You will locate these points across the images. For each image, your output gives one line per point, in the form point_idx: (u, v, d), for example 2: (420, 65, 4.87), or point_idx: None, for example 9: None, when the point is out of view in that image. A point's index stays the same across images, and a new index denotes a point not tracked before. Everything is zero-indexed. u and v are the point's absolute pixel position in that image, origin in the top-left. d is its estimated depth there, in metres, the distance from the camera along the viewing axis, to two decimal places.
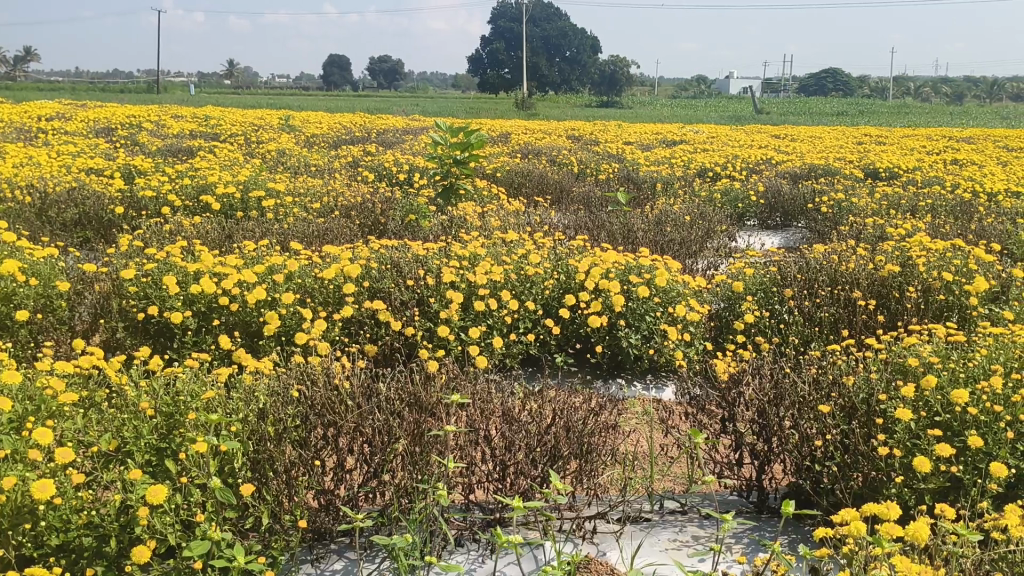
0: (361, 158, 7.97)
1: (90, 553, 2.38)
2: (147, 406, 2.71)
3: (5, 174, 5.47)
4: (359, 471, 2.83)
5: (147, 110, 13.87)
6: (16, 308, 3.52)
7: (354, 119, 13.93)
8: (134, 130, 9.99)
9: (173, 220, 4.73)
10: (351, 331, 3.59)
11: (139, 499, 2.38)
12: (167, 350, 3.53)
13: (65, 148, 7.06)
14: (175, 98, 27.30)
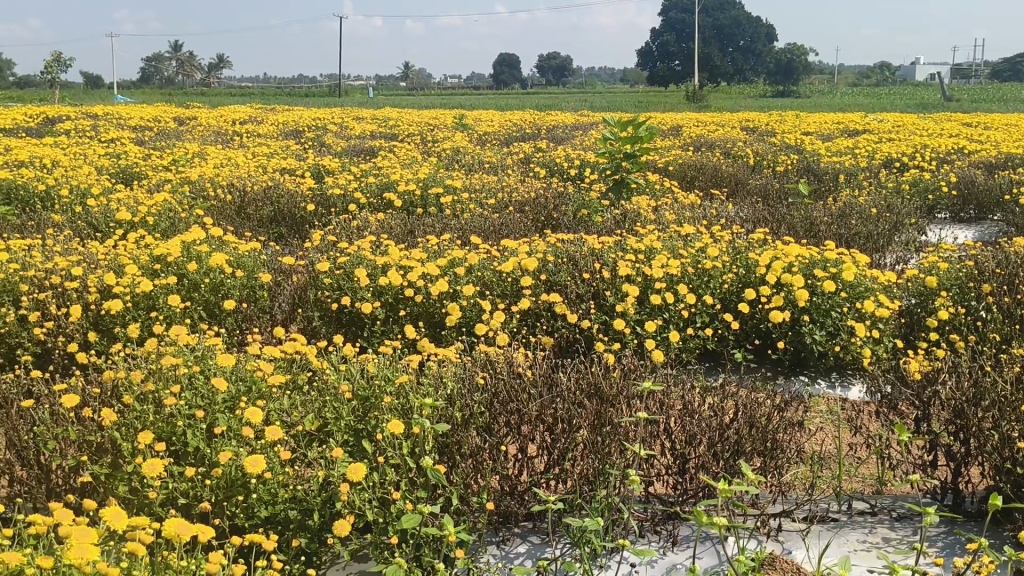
0: (532, 154, 8.11)
1: (295, 525, 2.56)
2: (345, 389, 2.90)
3: (210, 175, 5.92)
4: (541, 459, 2.91)
5: (328, 113, 14.60)
6: (223, 297, 3.83)
7: (522, 116, 14.13)
8: (320, 132, 10.55)
9: (360, 217, 4.99)
10: (530, 323, 3.69)
11: (340, 476, 2.54)
12: (358, 338, 3.75)
13: (259, 149, 7.56)
14: (353, 100, 28.50)
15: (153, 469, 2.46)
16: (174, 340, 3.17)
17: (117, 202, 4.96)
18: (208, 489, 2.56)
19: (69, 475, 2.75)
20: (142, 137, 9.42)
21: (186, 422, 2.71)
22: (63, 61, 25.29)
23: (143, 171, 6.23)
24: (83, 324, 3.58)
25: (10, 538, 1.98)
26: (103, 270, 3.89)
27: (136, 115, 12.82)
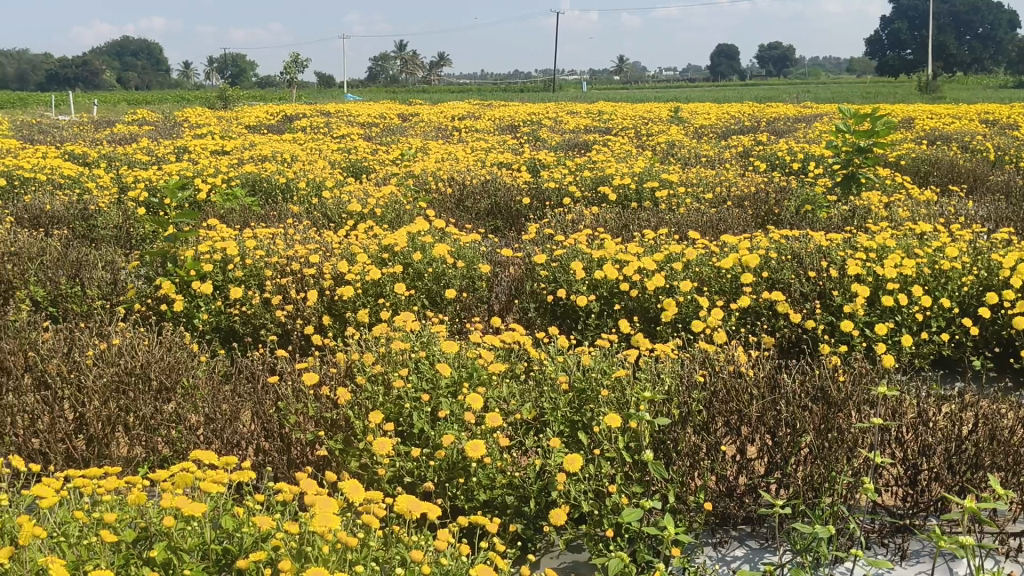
0: (751, 148, 7.89)
1: (512, 510, 2.63)
2: (563, 381, 2.94)
3: (432, 169, 6.18)
4: (760, 461, 2.83)
5: (546, 107, 14.87)
6: (445, 287, 3.99)
7: (739, 108, 13.80)
8: (535, 126, 10.77)
9: (576, 210, 5.04)
10: (748, 322, 3.59)
11: (557, 466, 2.58)
12: (573, 330, 3.80)
13: (479, 144, 7.80)
14: (566, 96, 28.86)
15: (383, 448, 2.58)
16: (401, 326, 3.34)
17: (349, 195, 5.27)
18: (432, 469, 2.68)
19: (306, 448, 2.96)
20: (370, 132, 9.96)
21: (412, 404, 2.84)
22: (301, 62, 27.26)
23: (372, 165, 6.59)
24: (318, 308, 3.83)
25: (260, 504, 2.16)
26: (336, 258, 4.15)
27: (364, 113, 13.59)
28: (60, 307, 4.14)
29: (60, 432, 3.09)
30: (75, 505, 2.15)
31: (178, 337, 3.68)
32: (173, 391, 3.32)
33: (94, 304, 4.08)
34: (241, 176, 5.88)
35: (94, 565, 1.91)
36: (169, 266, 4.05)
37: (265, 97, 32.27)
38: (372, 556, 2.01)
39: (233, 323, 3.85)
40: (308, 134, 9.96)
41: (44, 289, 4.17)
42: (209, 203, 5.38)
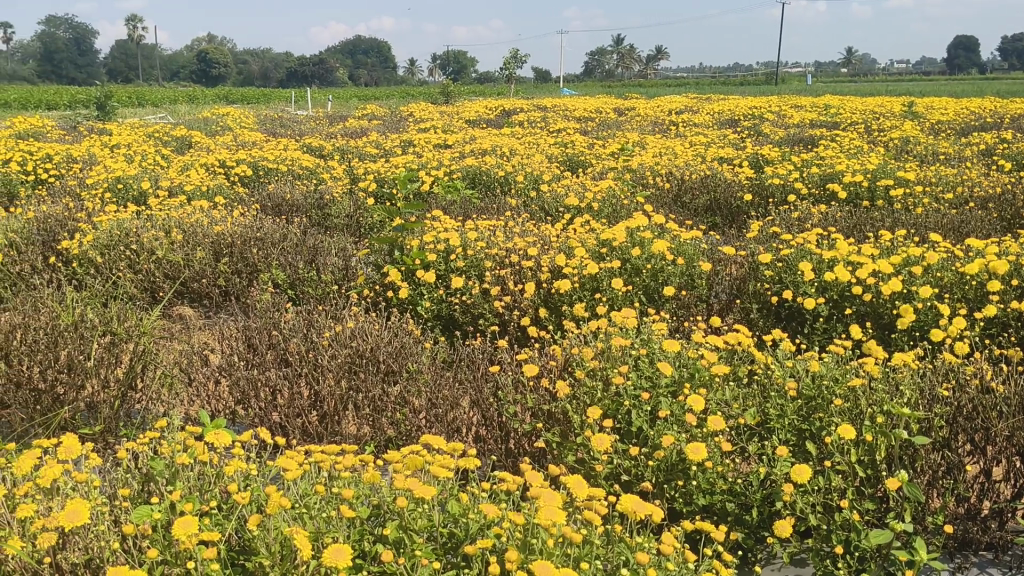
0: (997, 145, 7.26)
1: (733, 517, 2.55)
2: (790, 386, 2.80)
3: (650, 163, 6.12)
4: (1008, 484, 2.59)
5: (770, 102, 14.39)
6: (664, 284, 3.92)
7: (984, 103, 12.76)
8: (756, 120, 10.43)
9: (802, 207, 4.82)
10: (996, 334, 3.29)
11: (783, 475, 2.46)
12: (797, 333, 3.64)
13: (698, 138, 7.64)
14: (786, 88, 27.79)
15: (602, 444, 2.57)
16: (621, 322, 3.30)
17: (568, 188, 5.31)
18: (651, 469, 2.63)
19: (524, 439, 2.99)
20: (586, 127, 10.00)
21: (632, 402, 2.80)
22: (521, 58, 28.05)
23: (589, 159, 6.61)
24: (535, 301, 3.87)
25: (485, 491, 2.19)
26: (555, 251, 4.17)
27: (579, 105, 13.70)
28: (298, 290, 4.42)
29: (297, 407, 3.30)
30: (316, 479, 2.27)
31: (403, 323, 3.83)
32: (399, 374, 3.45)
33: (328, 289, 4.33)
34: (463, 169, 6.06)
35: (333, 537, 2.01)
36: (397, 255, 4.22)
37: (485, 92, 33.26)
38: (595, 553, 2.00)
39: (453, 312, 3.96)
40: (525, 127, 10.14)
41: (284, 273, 4.47)
42: (432, 194, 5.58)
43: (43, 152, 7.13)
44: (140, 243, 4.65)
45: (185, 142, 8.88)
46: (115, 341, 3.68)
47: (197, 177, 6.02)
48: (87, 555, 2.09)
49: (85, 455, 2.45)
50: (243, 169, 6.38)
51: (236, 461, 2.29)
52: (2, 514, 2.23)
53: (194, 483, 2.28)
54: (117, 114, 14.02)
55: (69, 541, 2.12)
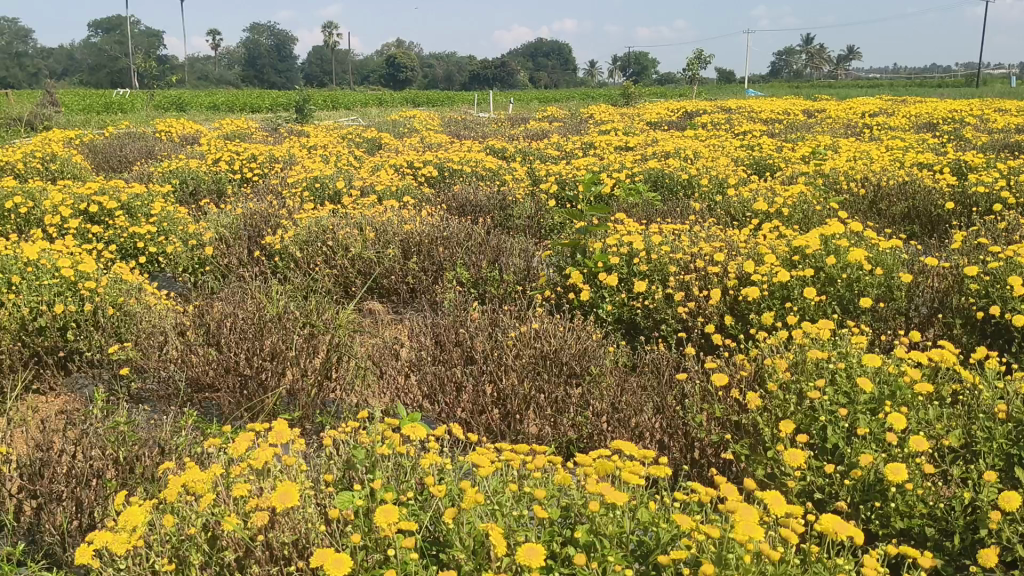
0: None
1: (933, 544, 2.40)
2: (1000, 408, 2.61)
3: (842, 168, 5.87)
4: None
5: (977, 107, 13.48)
6: (858, 294, 3.74)
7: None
8: (960, 125, 9.79)
9: (1013, 217, 4.50)
10: None
11: (991, 502, 2.30)
12: (1005, 351, 3.40)
13: (895, 142, 7.27)
14: (990, 90, 26.00)
15: (794, 459, 2.48)
16: (813, 334, 3.18)
17: (755, 193, 5.18)
18: (844, 488, 2.52)
19: (709, 449, 2.94)
20: (772, 129, 9.72)
21: (826, 418, 2.69)
22: (703, 59, 27.56)
23: (777, 163, 6.42)
24: (720, 307, 3.79)
25: (675, 501, 2.16)
26: (743, 257, 4.07)
27: (765, 108, 13.32)
28: (481, 289, 4.52)
29: (483, 403, 3.38)
30: (506, 477, 2.31)
31: (585, 325, 3.85)
32: (582, 377, 3.47)
33: (511, 289, 4.40)
34: (645, 172, 6.03)
35: (524, 536, 2.05)
36: (581, 257, 4.25)
37: (662, 93, 32.94)
38: (789, 572, 1.93)
39: (636, 316, 3.94)
40: (709, 130, 9.96)
41: (469, 272, 4.58)
42: (614, 196, 5.58)
43: (250, 152, 7.65)
44: (336, 240, 4.90)
45: (375, 143, 9.27)
46: (314, 333, 3.90)
47: (388, 177, 6.27)
48: (295, 536, 2.23)
49: (293, 441, 2.62)
50: (430, 170, 6.60)
51: (432, 455, 2.38)
52: (221, 491, 2.41)
53: (392, 473, 2.38)
54: (315, 117, 14.84)
55: (278, 522, 2.26)
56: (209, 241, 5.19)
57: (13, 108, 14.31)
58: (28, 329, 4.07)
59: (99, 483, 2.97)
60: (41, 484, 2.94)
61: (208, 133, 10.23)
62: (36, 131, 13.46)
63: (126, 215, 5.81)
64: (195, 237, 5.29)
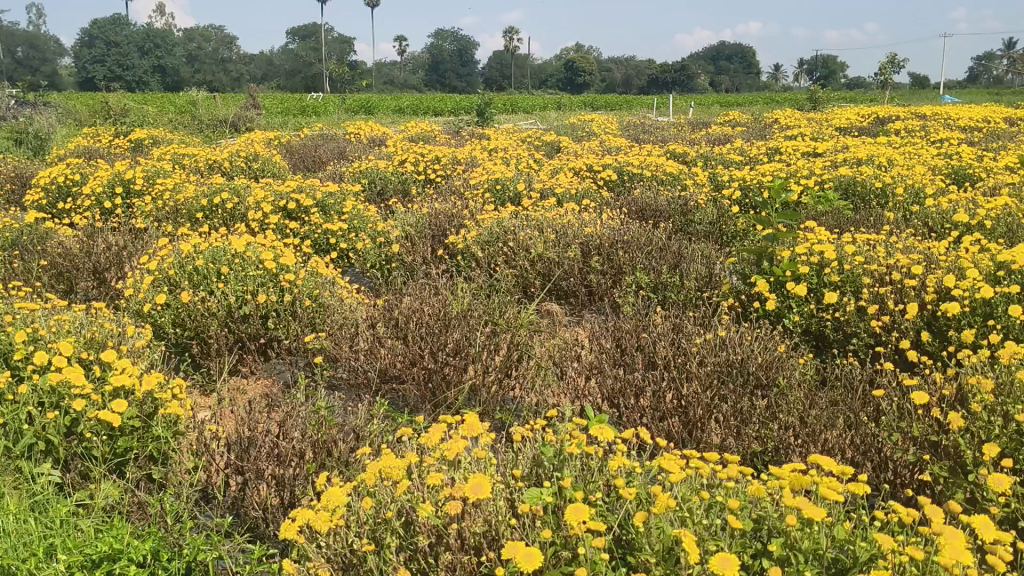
0: None
1: None
2: None
3: None
4: None
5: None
6: None
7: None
8: None
9: None
10: None
11: None
12: None
13: None
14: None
15: (1001, 484, 2.31)
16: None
17: (956, 203, 4.90)
18: None
19: (905, 470, 2.81)
20: (973, 137, 9.14)
21: None
22: (896, 61, 26.25)
23: (981, 172, 6.04)
24: (917, 322, 3.61)
25: (875, 520, 2.08)
26: (943, 271, 3.85)
27: (965, 115, 12.53)
28: (661, 294, 4.49)
29: (664, 409, 3.36)
30: (694, 484, 2.30)
31: (771, 335, 3.76)
32: (768, 389, 3.39)
33: (692, 295, 4.35)
34: (834, 179, 5.82)
35: (716, 545, 2.02)
36: (766, 265, 4.15)
37: (848, 98, 31.60)
38: None
39: (824, 328, 3.81)
40: (902, 137, 9.48)
41: (649, 277, 4.57)
42: (800, 204, 5.43)
43: (435, 154, 7.89)
44: (518, 241, 5.00)
45: (554, 146, 9.39)
46: (496, 331, 3.99)
47: (568, 181, 6.34)
48: (486, 529, 2.30)
49: (482, 434, 2.70)
50: (610, 174, 6.63)
51: (620, 458, 2.40)
52: (415, 479, 2.53)
53: (580, 474, 2.41)
54: (494, 120, 15.17)
55: (469, 513, 2.33)
56: (396, 239, 5.42)
57: (219, 110, 15.43)
58: (234, 315, 4.38)
59: (298, 463, 3.17)
60: (249, 461, 3.16)
61: (394, 134, 10.67)
62: (239, 133, 14.47)
63: (320, 212, 6.15)
64: (384, 234, 5.54)
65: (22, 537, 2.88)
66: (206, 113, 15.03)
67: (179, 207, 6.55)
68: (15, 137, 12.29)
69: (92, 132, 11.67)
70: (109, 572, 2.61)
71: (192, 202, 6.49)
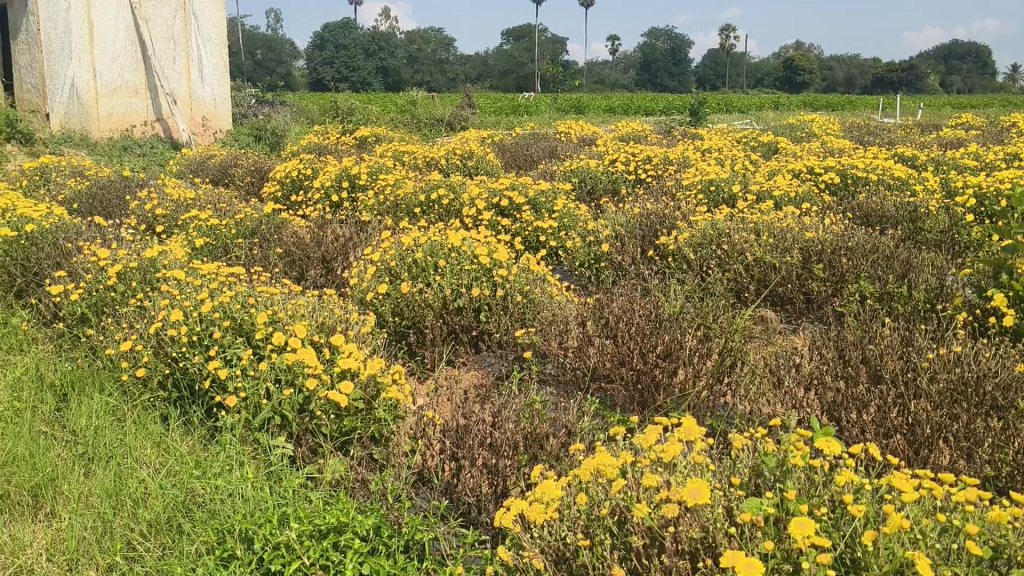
0: None
1: None
2: None
3: None
4: None
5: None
6: None
7: None
8: None
9: None
10: None
11: None
12: None
13: None
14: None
15: None
16: None
17: None
18: None
19: None
20: None
21: None
22: None
23: None
24: None
25: None
26: None
27: None
28: (886, 305, 4.27)
29: (889, 426, 3.19)
30: (927, 505, 2.17)
31: (1011, 352, 3.48)
32: (1007, 410, 3.14)
33: (921, 307, 4.10)
34: None
35: (953, 571, 1.90)
36: (1005, 277, 3.86)
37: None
38: None
39: None
40: None
41: (872, 286, 4.35)
42: None
43: (647, 152, 7.84)
44: (732, 243, 4.91)
45: (770, 147, 9.13)
46: (708, 335, 3.94)
47: (786, 183, 6.15)
48: (703, 534, 2.28)
49: (698, 440, 2.68)
50: (830, 177, 6.38)
51: (846, 473, 2.30)
52: (629, 478, 2.53)
53: (802, 487, 2.34)
54: (706, 120, 14.93)
55: (684, 517, 2.32)
56: (607, 238, 5.44)
57: (437, 109, 16.08)
58: (449, 307, 4.56)
59: (511, 454, 3.25)
60: (464, 449, 3.29)
61: (606, 134, 10.74)
62: (455, 131, 15.00)
63: (532, 209, 6.28)
64: (594, 233, 5.59)
65: (260, 504, 3.12)
66: (425, 112, 15.70)
67: (399, 202, 6.88)
68: (255, 133, 13.35)
69: (322, 130, 12.48)
70: (336, 542, 2.77)
71: (411, 197, 6.81)
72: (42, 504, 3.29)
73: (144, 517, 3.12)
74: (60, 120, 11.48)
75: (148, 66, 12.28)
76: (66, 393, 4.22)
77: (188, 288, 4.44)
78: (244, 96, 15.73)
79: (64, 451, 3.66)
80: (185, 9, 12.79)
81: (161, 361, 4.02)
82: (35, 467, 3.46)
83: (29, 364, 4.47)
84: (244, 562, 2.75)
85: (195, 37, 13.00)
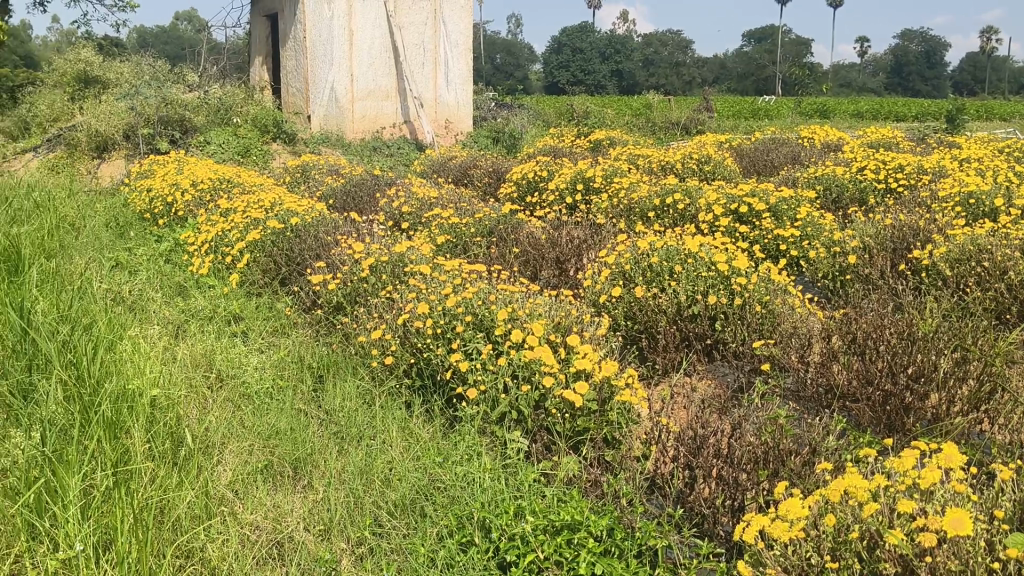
0: None
1: None
2: None
3: None
4: None
5: None
6: None
7: None
8: None
9: None
10: None
11: None
12: None
13: None
14: None
15: None
16: None
17: None
18: None
19: None
20: None
21: None
22: None
23: None
24: None
25: None
26: None
27: None
28: None
29: None
30: None
31: None
32: None
33: None
34: None
35: None
36: None
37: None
38: None
39: None
40: None
41: None
42: None
43: (898, 160, 7.36)
44: (994, 259, 4.52)
45: None
46: (967, 358, 3.65)
47: None
48: (963, 568, 2.12)
49: (957, 468, 2.49)
50: None
51: None
52: (882, 503, 2.38)
53: None
54: (967, 127, 13.85)
55: (942, 548, 2.16)
56: (853, 249, 5.20)
57: (674, 113, 15.94)
58: (684, 313, 4.52)
59: (747, 467, 3.17)
60: (698, 458, 3.24)
61: (853, 140, 10.23)
62: (691, 135, 14.80)
63: (772, 216, 6.09)
64: (839, 243, 5.34)
65: (496, 494, 3.20)
66: (660, 116, 15.61)
67: (633, 205, 6.87)
68: (493, 135, 13.80)
69: (556, 133, 12.69)
70: (569, 540, 2.78)
71: (645, 201, 6.79)
72: (301, 476, 3.55)
73: (391, 497, 3.30)
74: (320, 121, 12.39)
75: (399, 72, 12.99)
76: (322, 375, 4.55)
77: (433, 283, 4.65)
78: (484, 99, 16.30)
79: (321, 430, 3.94)
80: (436, 16, 13.39)
81: (407, 351, 4.26)
82: (295, 442, 3.74)
83: (292, 347, 4.85)
84: (482, 549, 2.85)
85: (444, 43, 13.62)
